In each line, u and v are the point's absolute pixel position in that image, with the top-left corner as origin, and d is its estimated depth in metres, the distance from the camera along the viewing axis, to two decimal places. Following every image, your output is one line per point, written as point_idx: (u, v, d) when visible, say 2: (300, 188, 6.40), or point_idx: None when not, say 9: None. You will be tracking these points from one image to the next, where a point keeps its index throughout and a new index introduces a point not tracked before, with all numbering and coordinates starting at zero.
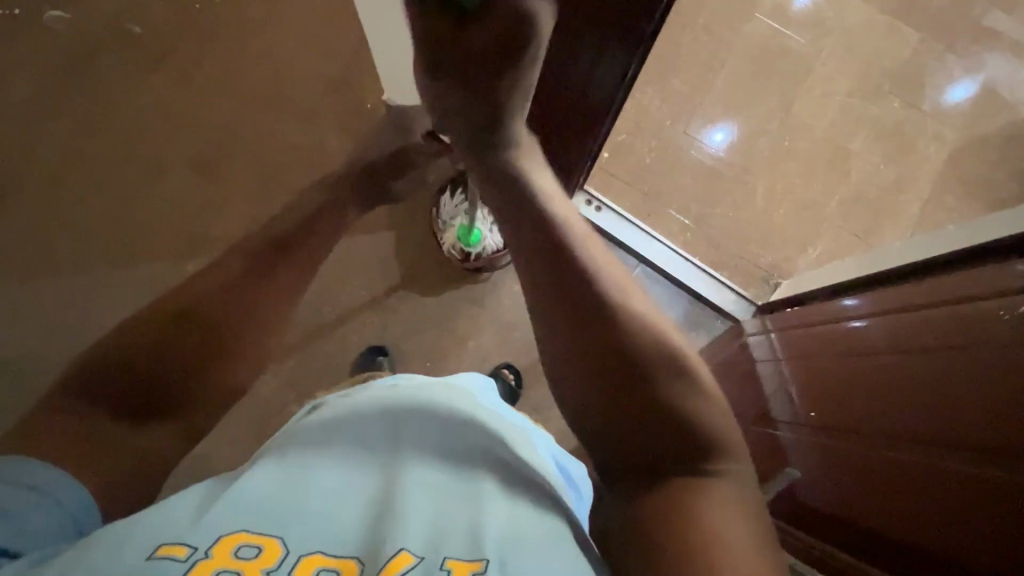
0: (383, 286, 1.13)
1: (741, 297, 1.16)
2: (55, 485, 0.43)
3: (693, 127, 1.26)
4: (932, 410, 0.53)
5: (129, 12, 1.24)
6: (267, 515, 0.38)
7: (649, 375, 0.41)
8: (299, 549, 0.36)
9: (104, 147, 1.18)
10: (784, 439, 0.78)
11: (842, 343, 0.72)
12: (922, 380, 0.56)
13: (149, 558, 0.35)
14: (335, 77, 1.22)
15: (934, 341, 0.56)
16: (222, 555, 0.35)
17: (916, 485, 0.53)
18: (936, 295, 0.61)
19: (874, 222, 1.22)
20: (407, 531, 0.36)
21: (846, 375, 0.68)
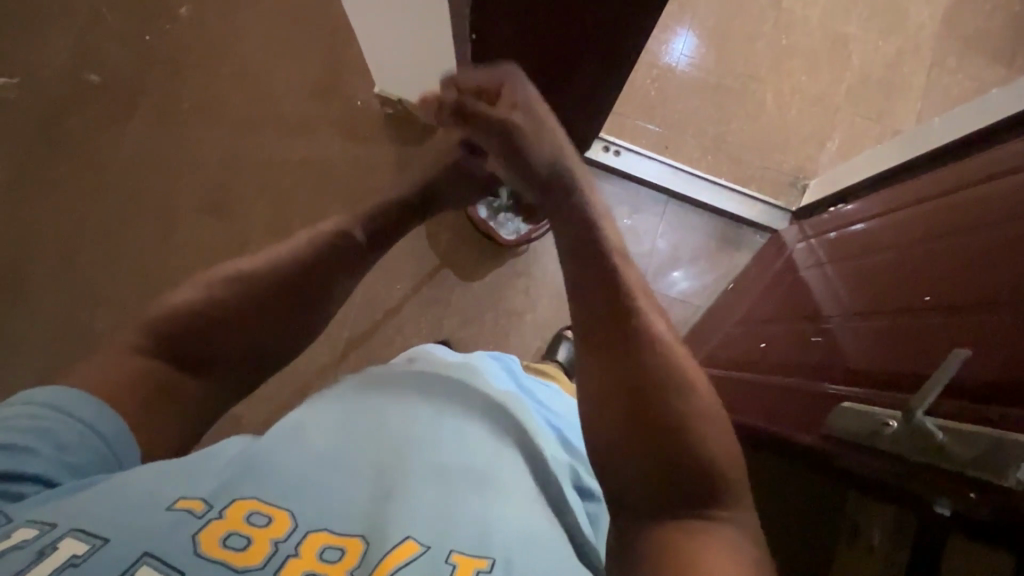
0: (427, 281, 1.13)
1: (773, 207, 1.16)
2: (95, 417, 0.47)
3: (688, 46, 1.23)
4: (956, 278, 0.58)
5: (78, 61, 1.16)
6: (284, 491, 0.43)
7: (646, 386, 0.45)
8: (309, 526, 0.41)
9: (97, 205, 1.12)
10: (801, 335, 0.80)
11: (888, 232, 0.76)
12: (951, 259, 0.60)
13: (170, 509, 0.40)
14: (316, 80, 1.16)
15: (975, 222, 0.60)
16: (234, 519, 0.41)
17: (920, 345, 0.58)
18: (990, 172, 0.64)
19: (886, 101, 1.21)
20: (417, 524, 0.43)
21: (880, 269, 0.72)
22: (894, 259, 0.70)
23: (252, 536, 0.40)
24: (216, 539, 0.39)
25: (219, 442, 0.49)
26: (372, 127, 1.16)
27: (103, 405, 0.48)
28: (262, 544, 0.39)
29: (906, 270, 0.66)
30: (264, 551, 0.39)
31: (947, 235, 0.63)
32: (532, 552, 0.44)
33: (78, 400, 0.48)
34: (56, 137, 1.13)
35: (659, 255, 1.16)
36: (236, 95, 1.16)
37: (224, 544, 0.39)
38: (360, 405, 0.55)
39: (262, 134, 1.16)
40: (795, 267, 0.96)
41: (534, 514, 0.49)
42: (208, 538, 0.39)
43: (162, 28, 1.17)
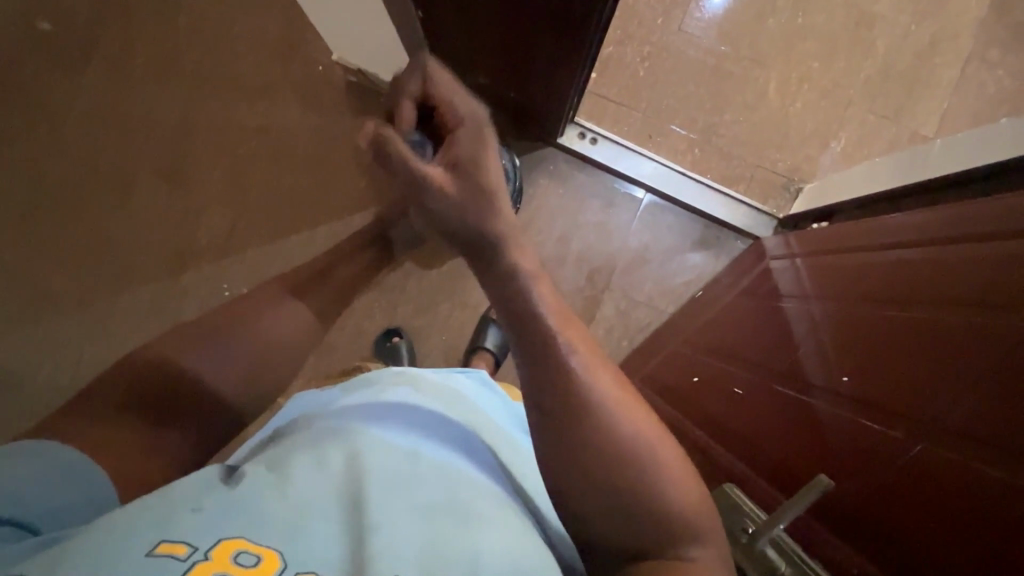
0: (385, 266, 1.09)
1: (759, 212, 1.07)
2: (58, 460, 0.39)
3: (686, 21, 1.09)
4: (925, 368, 0.48)
5: (30, 6, 1.09)
6: (264, 523, 0.35)
7: (603, 452, 0.39)
8: (298, 567, 0.33)
9: (53, 163, 1.08)
10: (749, 375, 0.75)
11: (857, 275, 0.68)
12: (909, 339, 0.51)
13: (149, 554, 0.32)
14: (278, 39, 1.08)
15: (936, 296, 0.51)
16: (220, 559, 0.33)
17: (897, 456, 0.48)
18: (957, 231, 0.55)
19: (906, 97, 1.07)
20: (401, 555, 0.34)
21: (839, 324, 0.64)
22: (855, 317, 0.62)
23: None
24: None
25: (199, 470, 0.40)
26: (334, 95, 1.08)
27: (64, 448, 0.40)
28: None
29: (868, 338, 0.57)
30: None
31: (900, 303, 0.55)
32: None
33: (37, 447, 0.39)
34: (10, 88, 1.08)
35: (632, 255, 1.09)
36: (195, 51, 1.09)
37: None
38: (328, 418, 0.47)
39: (220, 95, 1.09)
40: (773, 289, 0.89)
41: (522, 535, 0.40)
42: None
43: None
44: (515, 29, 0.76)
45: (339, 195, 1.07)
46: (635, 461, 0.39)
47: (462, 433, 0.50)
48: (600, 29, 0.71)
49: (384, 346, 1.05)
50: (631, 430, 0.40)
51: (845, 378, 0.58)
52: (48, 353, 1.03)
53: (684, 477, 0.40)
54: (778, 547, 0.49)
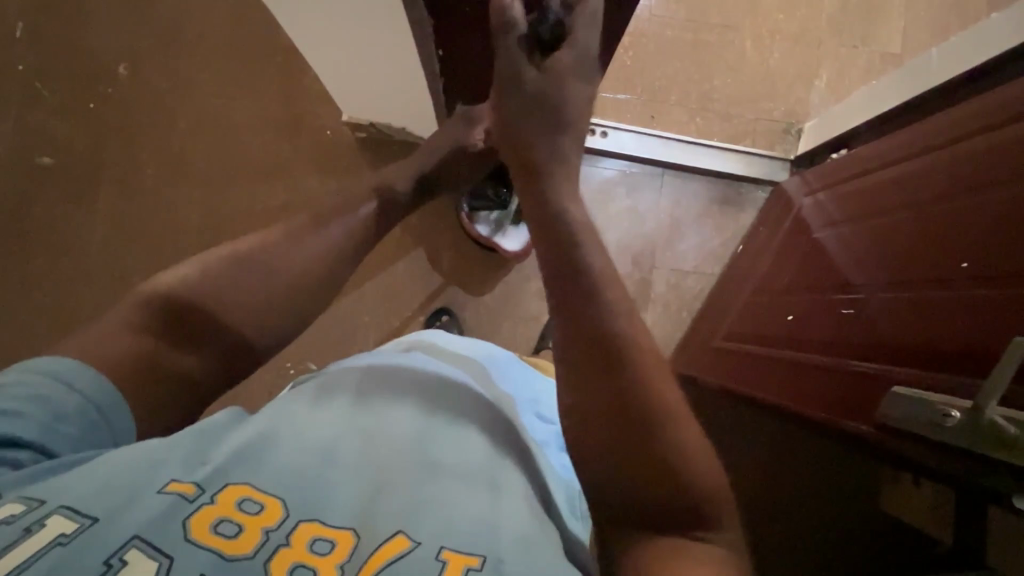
0: (438, 302, 1.10)
1: (771, 159, 1.13)
2: (86, 384, 0.43)
3: (656, 5, 1.16)
4: (980, 237, 0.56)
5: (26, 145, 1.09)
6: (277, 476, 0.39)
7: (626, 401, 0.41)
8: (299, 514, 0.37)
9: (80, 288, 1.06)
10: (819, 302, 0.79)
11: (894, 184, 0.75)
12: (961, 220, 0.59)
13: (159, 491, 0.36)
14: (280, 114, 1.10)
15: (980, 178, 0.59)
16: (225, 504, 0.36)
17: (958, 315, 0.55)
18: (998, 117, 0.60)
19: (868, 25, 1.16)
20: (412, 520, 0.38)
21: (909, 228, 0.67)
22: (903, 217, 0.69)
23: (243, 524, 0.35)
24: (205, 525, 0.35)
25: (216, 414, 0.45)
26: (349, 154, 1.10)
27: (97, 373, 0.44)
28: (252, 533, 0.35)
29: (918, 232, 0.65)
30: (253, 540, 0.35)
31: (955, 196, 0.62)
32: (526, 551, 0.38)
33: (76, 369, 0.44)
34: (24, 230, 1.07)
35: (663, 229, 1.14)
36: (198, 145, 1.10)
37: (213, 530, 0.35)
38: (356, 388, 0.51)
39: (234, 181, 1.10)
40: (811, 222, 0.93)
41: (534, 510, 0.43)
42: (198, 524, 0.35)
43: (107, 92, 1.09)
44: None
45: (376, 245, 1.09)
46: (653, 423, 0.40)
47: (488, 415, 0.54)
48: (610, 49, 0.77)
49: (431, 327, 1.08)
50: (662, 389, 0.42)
51: (962, 264, 0.57)
52: None
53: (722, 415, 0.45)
54: (1006, 416, 0.40)
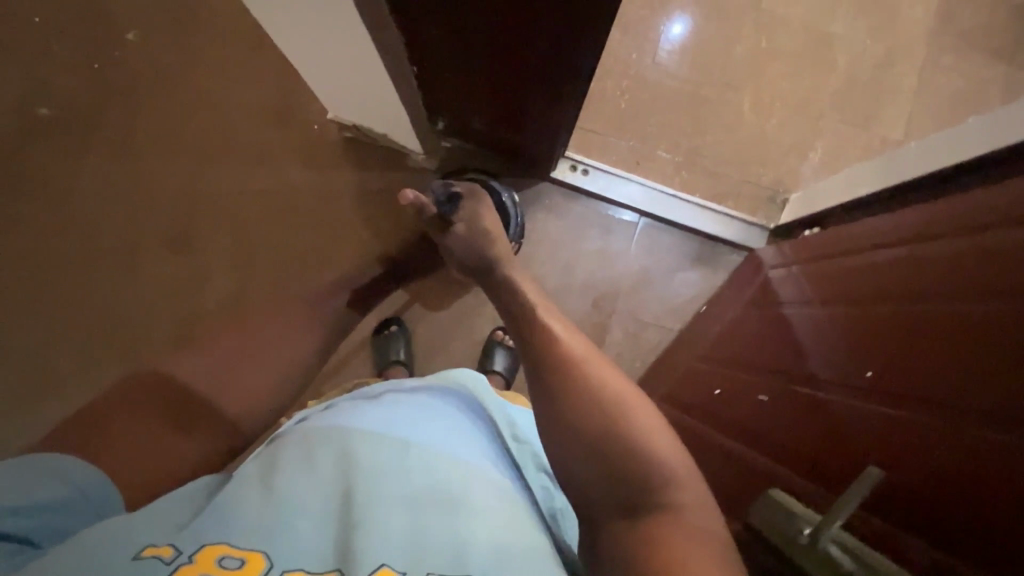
0: (394, 312, 1.10)
1: (751, 224, 1.11)
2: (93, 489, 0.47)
3: (660, 53, 1.16)
4: (927, 348, 0.52)
5: (29, 95, 1.13)
6: (257, 530, 0.40)
7: (584, 438, 0.44)
8: (287, 564, 0.39)
9: (58, 245, 1.10)
10: (768, 391, 0.74)
11: (859, 271, 0.70)
12: (911, 330, 0.55)
13: (136, 557, 0.38)
14: (274, 104, 1.12)
15: (933, 284, 0.55)
16: (205, 562, 0.38)
17: (901, 434, 0.51)
18: (963, 222, 0.56)
19: (873, 106, 1.13)
20: (390, 548, 0.40)
21: (863, 324, 0.63)
22: (857, 312, 0.65)
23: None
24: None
25: (191, 483, 0.48)
26: (332, 152, 1.12)
27: (84, 466, 0.47)
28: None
29: (872, 330, 0.61)
30: None
31: (909, 297, 0.58)
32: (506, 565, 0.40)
33: (56, 464, 0.46)
34: (13, 177, 1.11)
35: (632, 277, 1.12)
36: (191, 122, 1.13)
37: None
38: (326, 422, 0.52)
39: (219, 162, 1.12)
40: (776, 298, 0.89)
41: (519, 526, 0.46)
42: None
43: (113, 58, 1.13)
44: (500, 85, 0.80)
45: (342, 246, 1.10)
46: (619, 446, 0.43)
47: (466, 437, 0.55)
48: (585, 73, 0.74)
49: (381, 335, 1.08)
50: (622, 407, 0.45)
51: (866, 374, 0.59)
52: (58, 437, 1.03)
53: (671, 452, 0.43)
54: (842, 545, 0.42)
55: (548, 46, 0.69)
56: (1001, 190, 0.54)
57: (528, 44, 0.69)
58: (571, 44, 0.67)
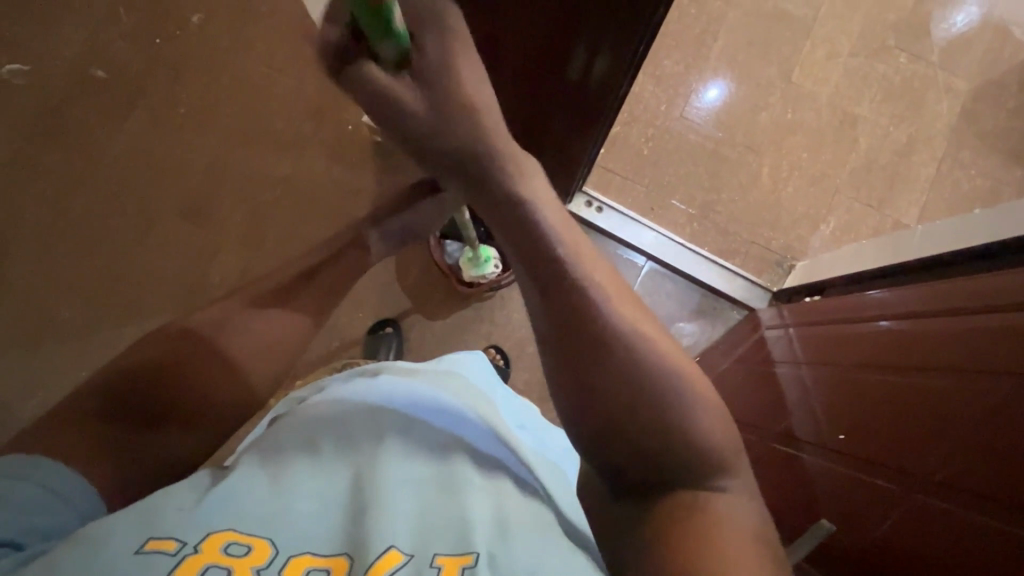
0: (391, 315, 1.11)
1: (754, 284, 1.12)
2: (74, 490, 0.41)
3: (688, 108, 1.20)
4: (920, 426, 0.51)
5: (90, 60, 1.19)
6: (256, 513, 0.36)
7: (625, 416, 0.35)
8: (288, 548, 0.35)
9: (86, 201, 1.14)
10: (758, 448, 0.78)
11: (850, 337, 0.69)
12: (905, 405, 0.54)
13: (138, 552, 0.33)
14: (315, 99, 1.17)
15: (922, 359, 0.54)
16: (211, 551, 0.34)
17: (916, 517, 0.49)
18: (955, 297, 0.56)
19: (889, 189, 1.16)
20: (395, 527, 0.35)
21: (858, 390, 0.62)
22: (850, 380, 0.64)
23: (233, 568, 0.33)
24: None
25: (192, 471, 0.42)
26: (360, 152, 1.15)
27: (58, 467, 0.41)
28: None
29: (868, 398, 0.59)
30: None
31: (900, 368, 0.57)
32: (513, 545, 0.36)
33: (31, 466, 0.40)
34: (59, 133, 1.17)
35: None
36: (233, 105, 1.18)
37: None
38: (323, 399, 0.47)
39: (252, 145, 1.17)
40: (767, 359, 0.88)
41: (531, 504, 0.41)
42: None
43: (174, 35, 1.20)
44: (528, 108, 0.82)
45: None
46: (642, 386, 0.35)
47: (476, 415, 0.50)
48: (615, 104, 0.76)
49: (374, 335, 1.09)
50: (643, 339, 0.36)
51: (836, 437, 0.62)
52: (44, 383, 1.05)
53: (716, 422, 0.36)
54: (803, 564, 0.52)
55: (579, 77, 0.73)
56: (997, 275, 0.53)
57: (560, 65, 0.71)
58: (603, 68, 0.69)
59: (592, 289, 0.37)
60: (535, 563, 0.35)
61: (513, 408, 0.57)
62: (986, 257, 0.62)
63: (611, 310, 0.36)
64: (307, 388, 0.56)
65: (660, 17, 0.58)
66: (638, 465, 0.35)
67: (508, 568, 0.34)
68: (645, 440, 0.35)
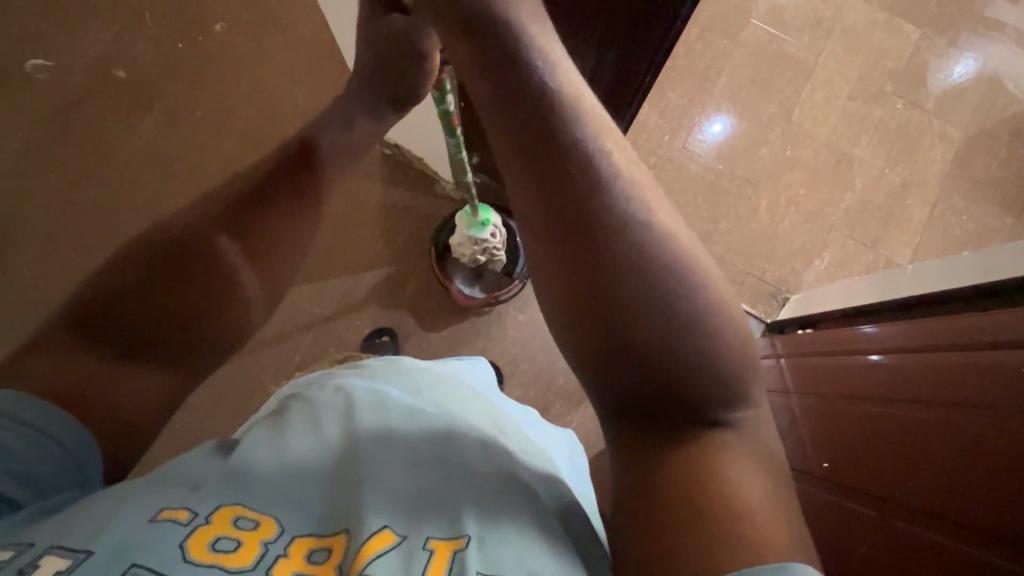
0: (388, 323, 1.12)
1: (748, 315, 1.13)
2: (61, 433, 0.42)
3: (691, 140, 1.23)
4: (902, 454, 0.52)
5: (113, 58, 1.23)
6: (265, 493, 0.38)
7: (638, 340, 0.34)
8: (293, 531, 0.37)
9: (97, 194, 1.16)
10: None
11: (839, 364, 0.70)
12: (890, 432, 0.55)
13: (152, 520, 0.34)
14: (329, 109, 1.20)
15: (909, 389, 0.55)
16: (220, 523, 0.35)
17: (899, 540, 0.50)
18: (939, 333, 0.57)
19: (883, 229, 1.18)
20: (389, 509, 0.37)
21: (845, 418, 0.63)
22: (837, 410, 0.65)
23: (242, 539, 0.35)
24: (204, 544, 0.34)
25: (196, 450, 0.44)
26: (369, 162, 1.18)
27: (57, 414, 0.42)
28: (251, 547, 0.34)
29: (854, 427, 0.61)
30: (252, 553, 0.34)
31: (886, 398, 0.58)
32: (505, 531, 0.37)
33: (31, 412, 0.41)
34: (75, 125, 1.19)
35: None
36: (248, 109, 1.21)
37: (212, 547, 0.34)
38: (324, 389, 0.48)
39: (264, 150, 1.19)
40: (758, 388, 0.89)
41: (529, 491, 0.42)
42: (197, 543, 0.34)
43: (197, 41, 1.23)
44: None
45: (357, 250, 1.15)
46: (657, 313, 0.34)
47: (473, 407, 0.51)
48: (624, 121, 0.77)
49: (370, 343, 1.10)
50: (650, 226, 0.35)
51: (821, 464, 0.64)
52: None
53: (731, 348, 0.35)
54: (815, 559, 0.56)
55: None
56: (982, 315, 0.54)
57: None
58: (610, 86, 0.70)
59: (600, 171, 0.35)
60: (524, 550, 0.36)
61: (511, 408, 0.58)
62: (978, 297, 0.63)
63: (622, 200, 0.35)
64: (310, 377, 0.57)
65: (671, 40, 0.60)
66: (630, 386, 0.35)
67: (500, 552, 0.35)
68: (660, 367, 0.34)
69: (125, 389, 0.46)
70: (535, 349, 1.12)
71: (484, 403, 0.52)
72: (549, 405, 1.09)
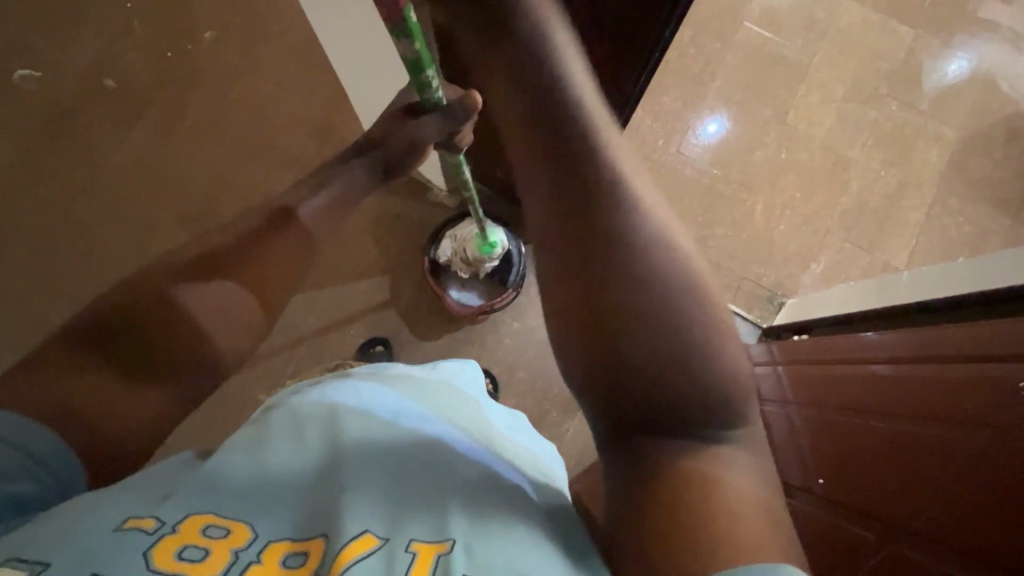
0: (382, 332, 1.11)
1: (744, 320, 1.13)
2: (33, 444, 0.40)
3: (685, 144, 1.22)
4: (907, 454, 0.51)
5: (101, 67, 1.22)
6: (236, 501, 0.37)
7: (655, 364, 0.35)
8: (268, 536, 0.35)
9: (86, 204, 1.15)
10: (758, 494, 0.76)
11: (839, 370, 0.69)
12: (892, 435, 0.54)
13: (116, 529, 0.33)
14: (320, 117, 1.19)
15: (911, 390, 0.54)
16: (189, 532, 0.34)
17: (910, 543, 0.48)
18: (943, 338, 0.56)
19: (878, 232, 1.18)
20: (370, 514, 0.36)
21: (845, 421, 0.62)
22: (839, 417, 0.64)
23: (211, 548, 0.34)
24: (170, 553, 0.33)
25: (168, 459, 0.42)
26: None
27: (46, 432, 0.41)
28: (220, 556, 0.33)
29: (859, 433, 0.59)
30: (224, 559, 0.33)
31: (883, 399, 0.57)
32: (491, 536, 0.36)
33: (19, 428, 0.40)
34: (64, 135, 1.18)
35: None
36: (239, 116, 1.20)
37: (178, 557, 0.33)
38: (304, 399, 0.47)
39: (256, 158, 1.18)
40: (756, 398, 0.88)
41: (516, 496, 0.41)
42: (163, 552, 0.33)
43: (187, 49, 1.22)
44: None
45: (349, 258, 1.14)
46: (674, 337, 0.35)
47: (458, 415, 0.49)
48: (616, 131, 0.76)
49: (363, 353, 1.09)
50: (663, 266, 0.36)
51: (820, 481, 0.64)
52: None
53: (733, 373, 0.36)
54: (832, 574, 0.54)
55: None
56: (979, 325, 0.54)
57: None
58: None
59: (633, 219, 0.37)
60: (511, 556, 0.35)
61: (499, 415, 0.57)
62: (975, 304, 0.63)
63: (651, 238, 0.37)
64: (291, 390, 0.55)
65: None
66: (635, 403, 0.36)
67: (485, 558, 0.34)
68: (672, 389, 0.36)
69: (116, 404, 0.44)
70: (531, 357, 1.11)
71: (468, 412, 0.51)
72: (545, 413, 1.08)
